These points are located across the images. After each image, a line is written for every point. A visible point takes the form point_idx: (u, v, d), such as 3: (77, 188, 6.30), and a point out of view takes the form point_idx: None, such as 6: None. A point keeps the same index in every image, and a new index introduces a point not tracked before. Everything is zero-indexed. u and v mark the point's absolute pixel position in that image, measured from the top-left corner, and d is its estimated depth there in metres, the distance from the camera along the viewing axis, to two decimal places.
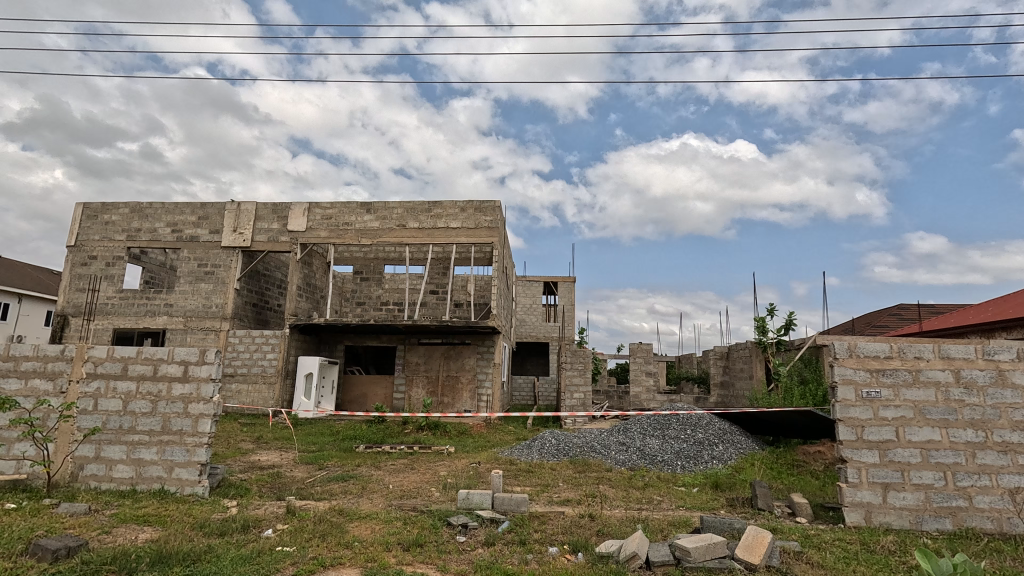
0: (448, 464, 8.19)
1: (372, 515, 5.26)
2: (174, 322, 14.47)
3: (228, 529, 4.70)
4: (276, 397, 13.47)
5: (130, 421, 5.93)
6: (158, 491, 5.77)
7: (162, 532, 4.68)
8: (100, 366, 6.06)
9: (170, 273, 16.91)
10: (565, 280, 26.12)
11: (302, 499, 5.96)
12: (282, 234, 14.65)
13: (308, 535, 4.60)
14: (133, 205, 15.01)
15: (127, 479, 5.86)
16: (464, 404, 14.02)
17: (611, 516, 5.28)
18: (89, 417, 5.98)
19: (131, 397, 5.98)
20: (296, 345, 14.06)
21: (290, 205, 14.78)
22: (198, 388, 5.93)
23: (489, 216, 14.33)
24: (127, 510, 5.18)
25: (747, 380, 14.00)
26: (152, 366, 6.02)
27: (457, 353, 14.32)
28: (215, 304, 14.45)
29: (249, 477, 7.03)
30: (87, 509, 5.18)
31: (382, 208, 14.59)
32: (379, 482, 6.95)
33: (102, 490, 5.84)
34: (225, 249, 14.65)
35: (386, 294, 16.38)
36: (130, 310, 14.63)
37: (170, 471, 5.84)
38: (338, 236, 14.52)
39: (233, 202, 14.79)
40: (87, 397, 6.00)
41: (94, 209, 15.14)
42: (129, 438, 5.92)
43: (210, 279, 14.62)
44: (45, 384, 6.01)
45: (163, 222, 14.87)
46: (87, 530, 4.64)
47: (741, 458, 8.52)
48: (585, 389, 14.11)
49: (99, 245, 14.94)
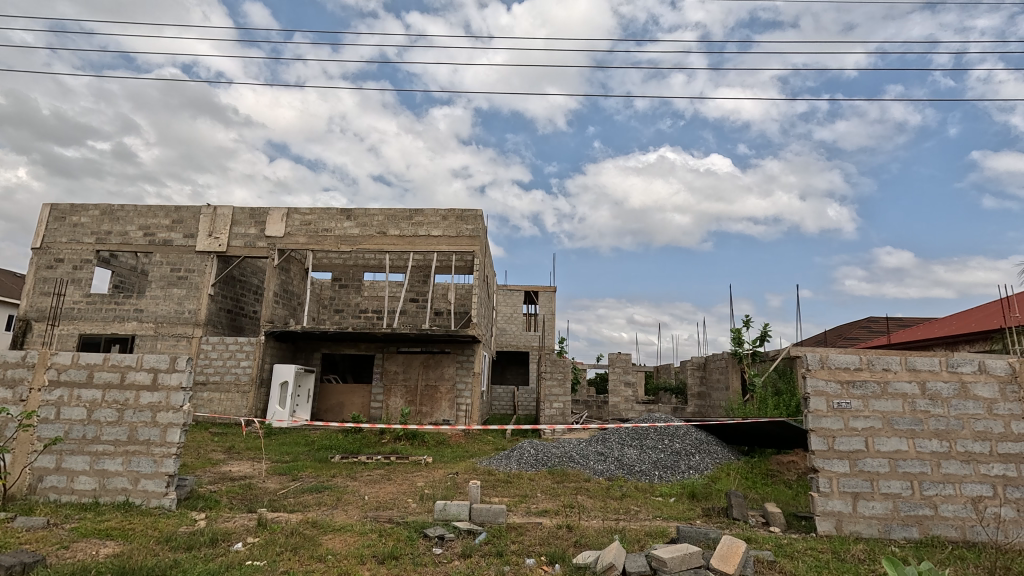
0: (426, 475, 8.10)
1: (346, 527, 5.15)
2: (144, 328, 14.04)
3: (195, 543, 4.55)
4: (249, 406, 13.17)
5: (94, 430, 5.72)
6: (122, 503, 5.57)
7: (125, 546, 4.51)
8: (63, 373, 5.83)
9: (141, 278, 16.45)
10: (546, 289, 26.28)
11: (274, 511, 5.81)
12: (259, 240, 14.41)
13: (280, 548, 4.48)
14: (103, 207, 14.58)
15: (91, 491, 5.64)
16: (442, 414, 13.89)
17: (588, 527, 5.28)
18: (51, 426, 5.75)
19: (96, 405, 5.78)
20: (271, 352, 13.78)
21: (268, 210, 14.57)
22: (167, 396, 5.76)
23: (471, 224, 14.31)
24: (89, 524, 4.97)
25: (723, 391, 14.21)
26: (119, 374, 5.84)
27: (436, 362, 14.22)
28: (187, 310, 14.06)
29: (220, 489, 6.83)
30: (46, 523, 4.95)
31: (362, 215, 14.48)
32: (354, 493, 6.82)
33: (63, 503, 5.60)
34: (200, 254, 14.33)
35: (365, 301, 16.19)
36: (97, 315, 14.15)
37: (136, 482, 5.64)
38: (317, 242, 14.34)
39: (209, 205, 14.51)
40: (50, 405, 5.78)
41: (62, 210, 14.66)
42: (92, 449, 5.71)
43: (184, 284, 14.25)
44: (3, 392, 5.77)
45: (135, 225, 14.47)
46: (45, 546, 4.43)
47: (717, 467, 8.63)
48: (564, 399, 14.18)
49: (67, 247, 14.46)
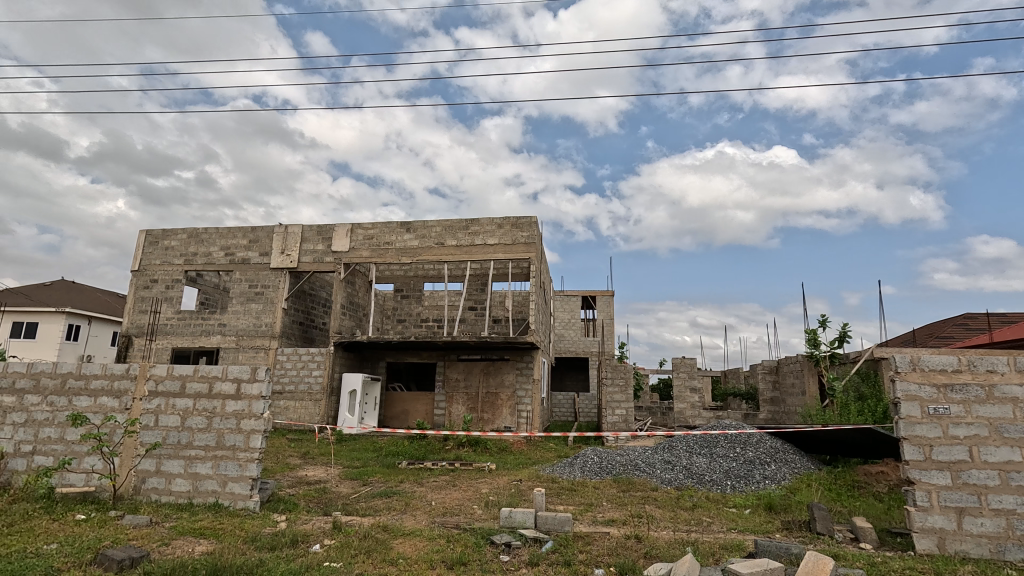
0: (490, 482, 8.15)
1: (415, 532, 5.28)
2: (227, 341, 15.13)
3: (278, 544, 4.82)
4: (322, 413, 13.85)
5: (187, 436, 6.21)
6: (213, 504, 6.00)
7: (217, 545, 4.85)
8: (160, 384, 6.39)
9: (223, 295, 17.77)
10: (604, 293, 25.87)
11: (347, 515, 6.05)
12: (326, 255, 15.18)
13: (354, 551, 4.65)
14: (190, 231, 15.90)
15: (185, 492, 6.11)
16: (504, 421, 13.98)
17: (658, 538, 5.11)
18: (151, 432, 6.30)
19: (189, 413, 6.27)
20: (340, 362, 14.43)
21: (334, 227, 15.34)
22: (249, 405, 6.18)
23: (526, 232, 14.39)
24: (185, 523, 5.39)
25: (799, 396, 13.35)
26: (207, 384, 6.31)
27: (496, 369, 14.34)
28: (264, 323, 15.03)
29: (297, 492, 7.20)
30: (149, 521, 5.42)
31: (421, 227, 14.91)
32: (422, 498, 6.98)
33: (162, 503, 6.10)
34: (274, 270, 15.29)
35: (426, 310, 16.63)
36: (187, 330, 15.41)
37: (224, 485, 6.06)
38: (379, 255, 14.91)
39: (281, 225, 15.48)
40: (149, 413, 6.32)
41: (156, 235, 16.12)
42: (186, 453, 6.19)
43: (261, 299, 15.24)
44: (111, 401, 6.39)
45: (218, 246, 15.68)
46: (148, 542, 4.85)
47: (796, 477, 8.12)
48: (627, 405, 13.87)
49: (160, 268, 15.89)
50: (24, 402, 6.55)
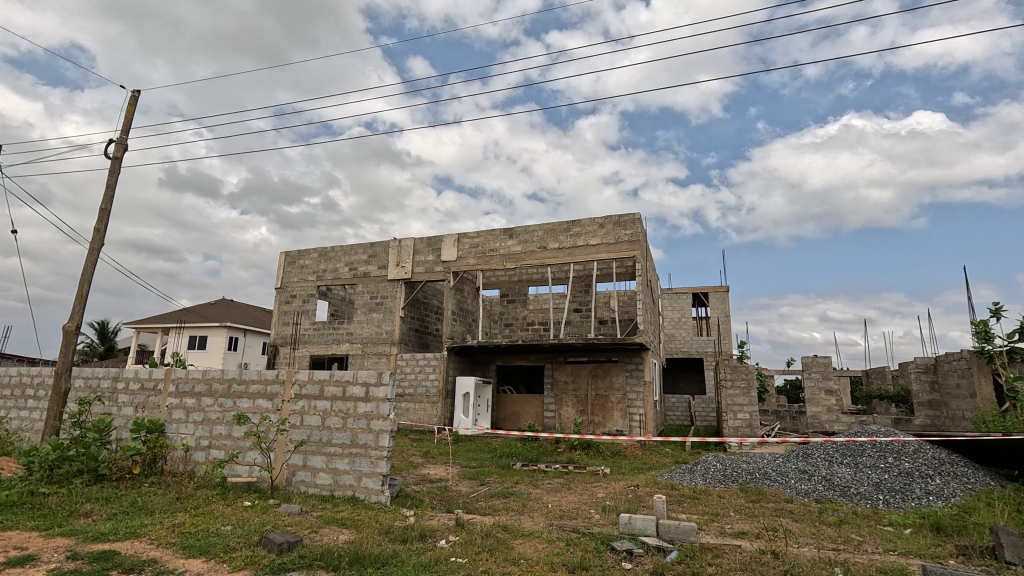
0: (605, 486, 8.00)
1: (535, 533, 5.34)
2: (354, 348, 16.59)
3: (409, 537, 5.16)
4: (439, 414, 14.62)
5: (327, 435, 6.89)
6: (351, 497, 6.58)
7: (357, 534, 5.31)
8: (303, 387, 7.17)
9: (349, 306, 19.53)
10: (717, 289, 24.26)
11: (469, 513, 6.30)
12: (437, 265, 16.03)
13: (478, 548, 4.83)
14: (320, 250, 17.72)
15: (327, 485, 6.78)
16: (615, 424, 13.67)
17: (799, 555, 4.64)
18: (298, 431, 7.08)
19: (327, 414, 6.96)
20: (454, 366, 15.13)
21: (442, 238, 16.17)
22: (377, 407, 6.71)
23: (629, 229, 14.00)
24: (329, 513, 5.98)
25: (968, 399, 11.39)
26: (342, 388, 6.96)
27: (605, 371, 14.08)
28: (385, 331, 16.27)
29: (422, 489, 7.66)
30: (300, 509, 6.09)
31: (523, 232, 15.17)
32: (538, 500, 7.05)
33: (309, 494, 6.83)
34: (391, 282, 16.48)
35: (531, 314, 16.86)
36: (321, 339, 17.17)
37: (359, 480, 6.63)
38: (485, 262, 15.41)
39: (395, 239, 16.66)
40: (295, 413, 7.12)
41: (293, 255, 18.20)
42: (327, 450, 6.87)
43: (381, 309, 16.51)
44: (266, 402, 7.31)
45: (343, 262, 17.28)
46: (301, 528, 5.46)
47: (971, 494, 6.92)
48: (751, 409, 12.85)
49: (298, 285, 17.89)
50: (201, 403, 7.73)
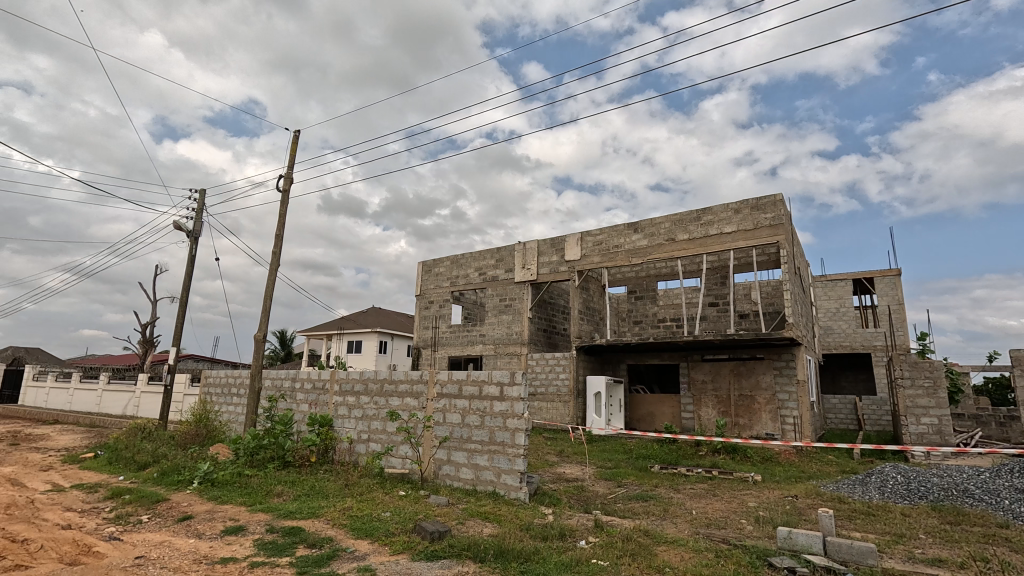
0: (757, 495, 7.32)
1: (680, 541, 5.07)
2: (487, 349, 17.37)
3: (549, 535, 5.23)
4: (571, 414, 14.65)
5: (467, 431, 7.29)
6: (492, 492, 6.87)
7: (499, 529, 5.53)
8: (444, 387, 7.67)
9: (480, 309, 20.53)
10: (885, 274, 20.90)
11: (608, 515, 6.20)
12: (561, 265, 16.12)
13: (619, 551, 4.72)
14: (452, 257, 18.89)
15: (470, 479, 7.17)
16: (764, 428, 12.48)
17: None
18: (441, 427, 7.59)
19: (466, 412, 7.36)
20: (583, 365, 15.07)
21: (565, 237, 16.23)
22: (512, 406, 6.95)
23: (770, 213, 12.71)
24: (473, 506, 6.31)
25: None
26: (478, 387, 7.32)
27: (749, 370, 12.93)
28: (515, 332, 16.78)
29: (559, 488, 7.73)
30: (447, 501, 6.52)
31: (649, 225, 14.59)
32: (681, 506, 6.69)
33: (455, 487, 7.27)
34: (518, 284, 16.95)
35: (662, 310, 16.13)
36: (457, 341, 18.27)
37: (499, 476, 6.90)
38: (610, 259, 15.11)
39: (520, 242, 17.12)
40: (439, 411, 7.64)
41: (428, 264, 19.63)
42: (468, 446, 7.26)
43: (510, 310, 17.06)
44: (414, 400, 7.98)
45: (473, 268, 18.21)
46: (450, 519, 5.83)
47: None
48: (939, 413, 10.84)
49: (434, 291, 19.25)
50: (360, 401, 8.68)
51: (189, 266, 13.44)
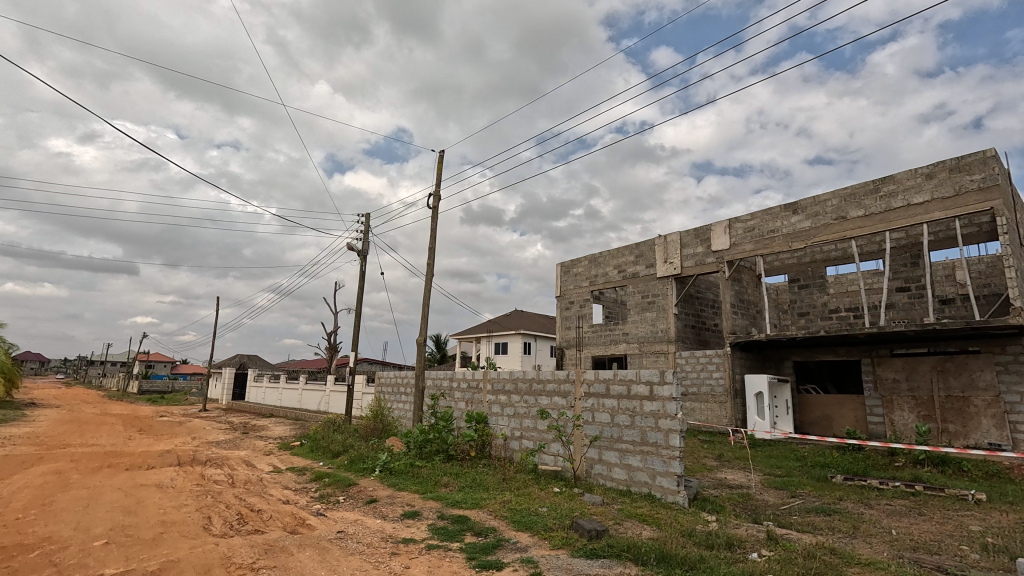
0: (982, 518, 6.01)
1: (877, 564, 4.39)
2: (632, 347, 16.91)
3: (715, 543, 4.91)
4: (729, 415, 13.55)
5: (618, 431, 7.19)
6: (648, 495, 6.67)
7: (659, 533, 5.35)
8: (591, 386, 7.68)
9: (622, 308, 20.10)
10: None
11: (782, 527, 5.62)
12: (708, 256, 15.07)
13: (800, 569, 4.26)
14: (590, 257, 18.82)
15: (624, 480, 7.04)
16: (986, 436, 10.20)
17: None
18: (591, 426, 7.59)
19: (616, 411, 7.27)
20: (740, 363, 13.87)
21: (711, 226, 15.15)
22: (663, 406, 6.69)
23: (977, 174, 10.42)
24: (630, 507, 6.20)
25: None
26: (626, 387, 7.18)
27: (958, 366, 10.72)
28: (660, 329, 16.10)
29: (721, 495, 7.22)
30: (602, 501, 6.50)
31: (811, 204, 12.95)
32: (876, 524, 5.77)
33: (608, 487, 7.20)
34: (661, 279, 16.24)
35: (834, 299, 14.16)
36: (600, 340, 18.10)
37: (654, 478, 6.68)
38: (765, 246, 13.72)
39: (660, 236, 16.41)
40: (587, 410, 7.65)
41: (567, 265, 19.82)
42: (619, 446, 7.16)
43: (654, 307, 16.42)
44: (562, 400, 8.12)
45: (612, 266, 17.92)
46: (606, 518, 5.81)
47: None
48: None
49: (574, 292, 19.35)
50: (511, 400, 9.08)
51: (361, 281, 15.39)
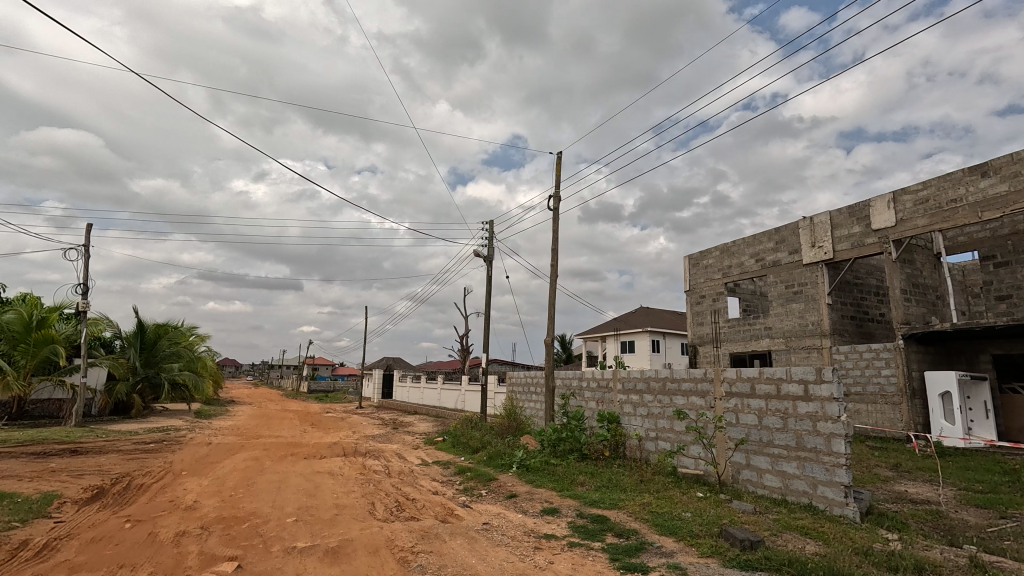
0: None
1: None
2: (777, 343, 15.37)
3: (900, 566, 4.27)
4: (906, 419, 11.64)
5: (768, 434, 6.60)
6: (808, 505, 6.01)
7: (827, 549, 4.79)
8: (733, 385, 7.15)
9: (762, 300, 18.40)
10: None
11: (990, 554, 4.69)
12: (867, 236, 13.18)
13: None
14: (722, 247, 17.55)
15: (778, 488, 6.42)
16: None
17: None
18: (736, 428, 7.05)
19: (764, 413, 6.67)
20: (918, 358, 11.86)
21: (870, 202, 13.23)
22: (822, 407, 5.99)
23: None
24: (787, 518, 5.64)
25: None
26: (775, 386, 6.57)
27: None
28: (811, 322, 14.43)
29: (903, 510, 6.24)
30: (754, 509, 6.01)
31: (1009, 164, 10.68)
32: None
33: (760, 495, 6.62)
34: (808, 266, 14.55)
35: None
36: (739, 336, 16.74)
37: (815, 487, 6.01)
38: (945, 219, 11.61)
39: (805, 218, 14.73)
40: (730, 411, 7.13)
41: (696, 257, 18.70)
42: (771, 451, 6.56)
43: (801, 297, 14.76)
44: (700, 400, 7.67)
45: (748, 254, 16.50)
46: (760, 529, 5.35)
47: None
48: None
49: (706, 285, 18.16)
50: (644, 399, 8.81)
51: (488, 285, 16.09)
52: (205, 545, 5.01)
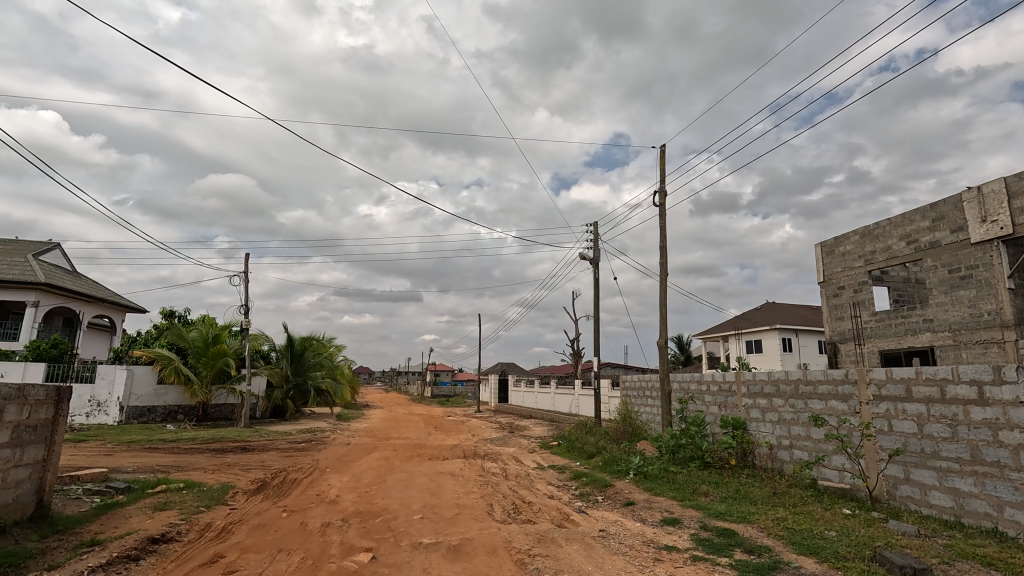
0: None
1: None
2: (941, 338, 13.15)
3: None
4: None
5: (931, 445, 5.66)
6: (992, 531, 5.03)
7: None
8: (883, 388, 6.25)
9: (919, 288, 15.88)
10: None
11: None
12: None
13: None
14: (862, 231, 15.53)
15: (950, 509, 5.45)
16: None
17: None
18: (889, 437, 6.14)
19: (925, 419, 5.74)
20: None
21: None
22: (1004, 413, 5.01)
23: None
24: (964, 545, 4.77)
25: None
26: (938, 388, 5.63)
27: None
28: (987, 311, 12.13)
29: None
30: (918, 532, 5.17)
31: None
32: None
33: (924, 515, 5.68)
34: (978, 245, 12.28)
35: None
36: (890, 331, 14.59)
37: (1001, 509, 5.01)
38: None
39: (971, 188, 12.47)
40: (880, 417, 6.25)
41: (830, 244, 16.75)
42: (936, 464, 5.61)
43: (970, 283, 12.49)
44: (841, 404, 6.82)
45: (896, 237, 14.40)
46: (926, 555, 4.60)
47: None
48: None
49: (844, 275, 16.14)
50: (774, 404, 8.06)
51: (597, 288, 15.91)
52: (346, 536, 5.55)
